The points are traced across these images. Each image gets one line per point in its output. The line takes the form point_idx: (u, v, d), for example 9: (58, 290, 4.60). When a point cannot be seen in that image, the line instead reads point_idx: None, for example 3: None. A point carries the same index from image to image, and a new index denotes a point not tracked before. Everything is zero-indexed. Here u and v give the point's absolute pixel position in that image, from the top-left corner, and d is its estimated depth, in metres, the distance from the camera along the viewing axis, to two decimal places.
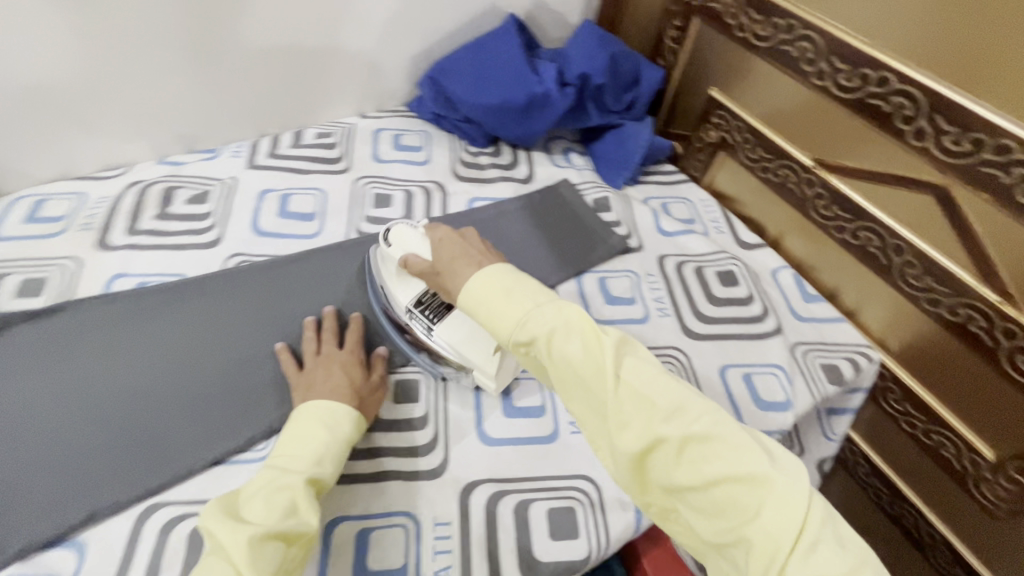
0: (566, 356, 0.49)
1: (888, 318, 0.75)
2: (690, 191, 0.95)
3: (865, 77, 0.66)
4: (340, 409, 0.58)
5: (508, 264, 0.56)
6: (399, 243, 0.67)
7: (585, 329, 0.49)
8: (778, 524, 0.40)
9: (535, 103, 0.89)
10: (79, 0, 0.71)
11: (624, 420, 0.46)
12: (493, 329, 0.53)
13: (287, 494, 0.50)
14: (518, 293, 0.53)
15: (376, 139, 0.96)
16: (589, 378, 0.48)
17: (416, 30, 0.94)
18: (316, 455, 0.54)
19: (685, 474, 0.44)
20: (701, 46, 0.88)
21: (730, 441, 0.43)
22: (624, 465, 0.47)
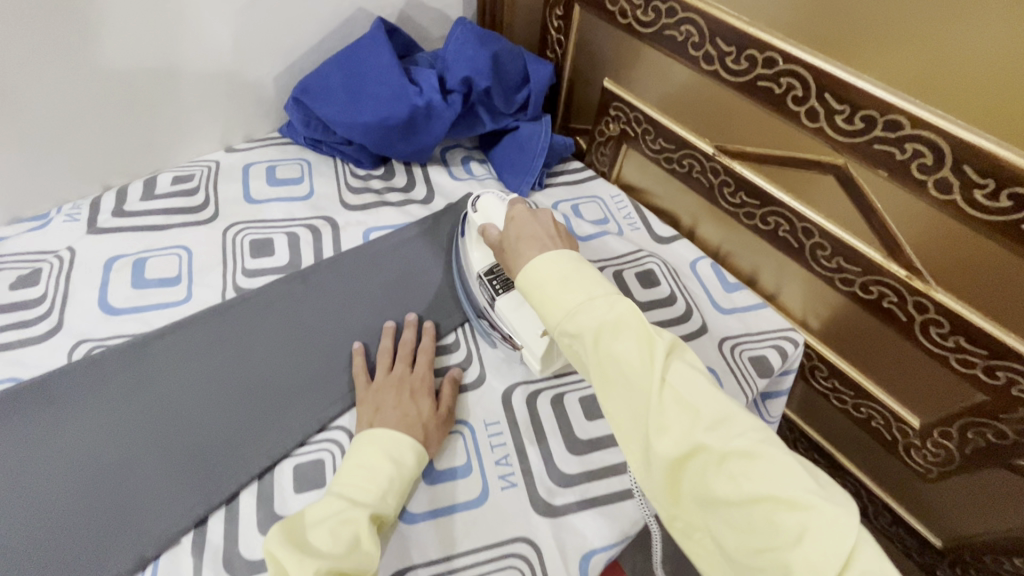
0: (614, 353, 0.45)
1: (806, 298, 0.74)
2: (600, 187, 0.90)
3: (752, 59, 0.63)
4: (403, 440, 0.56)
5: (577, 253, 0.53)
6: (482, 211, 0.66)
7: (638, 329, 0.45)
8: (824, 552, 0.34)
9: (418, 116, 0.80)
10: None
11: (662, 422, 0.41)
12: (546, 317, 0.50)
13: (352, 529, 0.48)
14: (579, 284, 0.49)
15: (246, 176, 0.84)
16: (633, 380, 0.44)
17: (272, 46, 0.83)
18: (380, 489, 0.52)
19: (724, 484, 0.39)
20: (587, 36, 0.83)
21: (777, 460, 0.38)
22: (657, 471, 0.42)
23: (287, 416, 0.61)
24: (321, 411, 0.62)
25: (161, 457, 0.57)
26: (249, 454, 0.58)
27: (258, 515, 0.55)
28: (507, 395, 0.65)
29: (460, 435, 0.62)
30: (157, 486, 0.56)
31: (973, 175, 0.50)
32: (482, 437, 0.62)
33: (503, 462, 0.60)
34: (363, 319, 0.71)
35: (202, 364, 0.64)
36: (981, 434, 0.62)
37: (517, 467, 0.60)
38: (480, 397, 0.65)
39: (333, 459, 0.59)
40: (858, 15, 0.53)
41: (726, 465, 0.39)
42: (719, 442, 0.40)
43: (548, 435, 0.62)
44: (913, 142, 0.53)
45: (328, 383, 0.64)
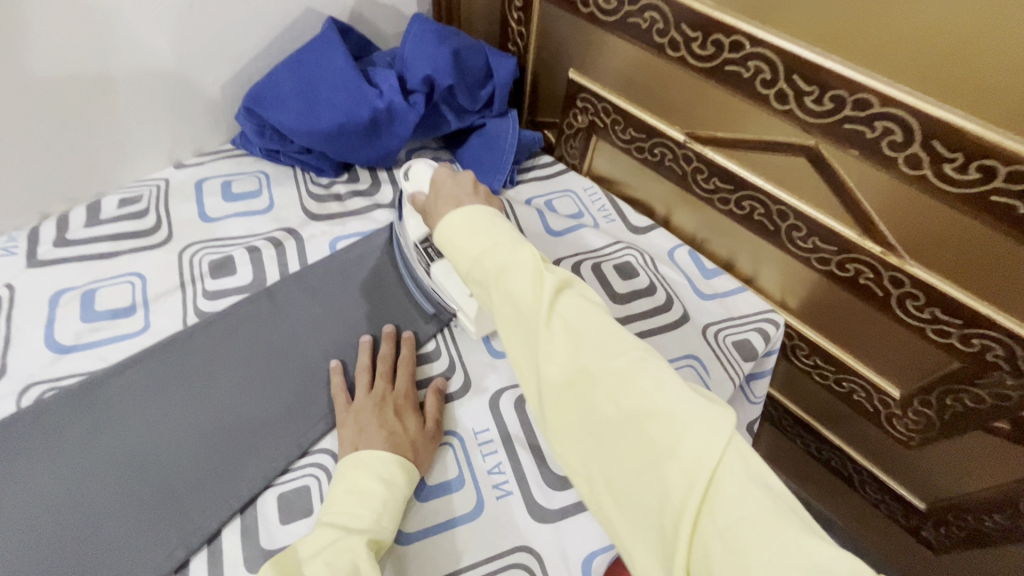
0: (507, 289, 0.44)
1: (783, 279, 0.75)
2: (572, 180, 0.89)
3: (718, 43, 0.62)
4: (392, 460, 0.54)
5: (492, 208, 0.51)
6: (412, 179, 0.64)
7: (531, 266, 0.45)
8: (694, 456, 0.35)
9: (381, 119, 0.77)
10: None
11: (550, 350, 0.41)
12: (455, 264, 0.49)
13: (348, 559, 0.46)
14: (481, 227, 0.48)
15: (200, 192, 0.79)
16: (523, 312, 0.43)
17: (217, 52, 0.78)
18: (374, 513, 0.50)
19: (605, 404, 0.39)
20: (549, 27, 0.81)
21: (655, 377, 0.38)
22: (548, 401, 0.42)
23: (266, 444, 0.58)
24: (302, 435, 0.59)
25: (127, 500, 0.53)
26: (228, 488, 0.55)
27: (244, 551, 0.52)
28: (495, 400, 0.63)
29: (450, 446, 0.60)
30: (128, 533, 0.52)
31: (942, 150, 0.51)
32: (473, 447, 0.60)
33: (496, 470, 0.58)
34: (338, 334, 0.68)
35: (168, 397, 0.60)
36: (959, 399, 0.64)
37: (511, 474, 0.58)
38: (467, 405, 0.63)
39: (321, 485, 0.56)
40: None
41: (608, 386, 0.39)
42: (601, 364, 0.40)
43: (540, 438, 0.61)
44: (882, 120, 0.53)
45: (306, 407, 0.61)
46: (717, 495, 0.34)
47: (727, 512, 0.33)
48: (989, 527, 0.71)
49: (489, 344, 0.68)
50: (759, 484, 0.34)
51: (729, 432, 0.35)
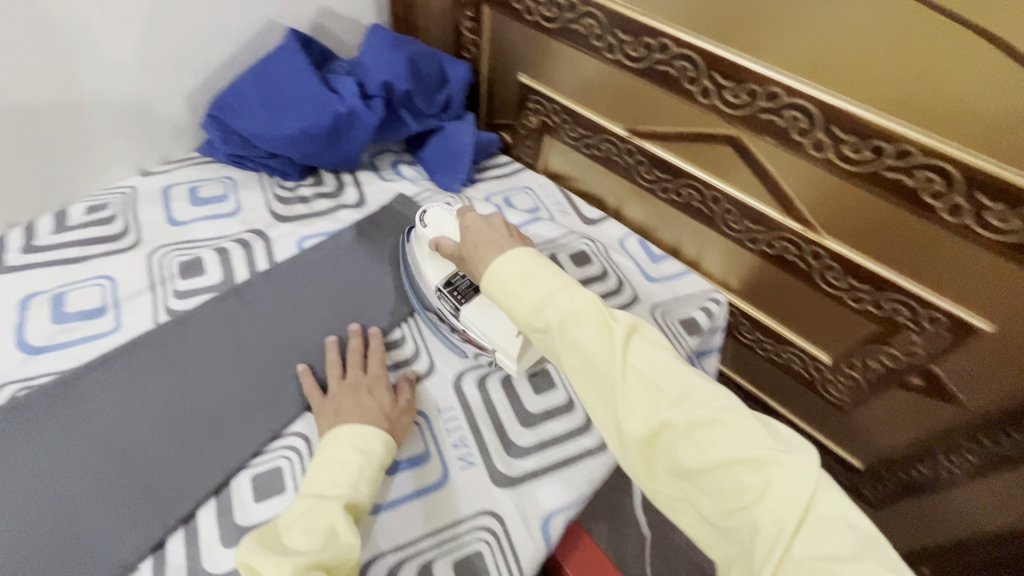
0: (578, 343, 0.48)
1: (724, 261, 0.81)
2: (529, 178, 0.94)
3: (648, 45, 0.68)
4: (367, 432, 0.57)
5: (531, 249, 0.56)
6: (432, 224, 0.68)
7: (598, 320, 0.49)
8: (784, 501, 0.39)
9: (342, 123, 0.81)
10: None
11: (630, 404, 0.45)
12: (514, 314, 0.53)
13: (324, 523, 0.50)
14: (539, 278, 0.52)
15: (167, 198, 0.81)
16: (598, 367, 0.47)
17: (181, 64, 0.81)
18: (350, 479, 0.54)
19: (691, 454, 0.43)
20: (499, 35, 0.86)
21: (736, 425, 0.43)
22: (632, 451, 0.46)
23: (239, 430, 0.61)
24: (273, 421, 0.62)
25: (105, 488, 0.56)
26: (202, 473, 0.57)
27: (219, 530, 0.54)
28: (458, 381, 0.67)
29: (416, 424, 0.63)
30: (103, 519, 0.54)
31: (841, 134, 0.57)
32: (437, 423, 0.64)
33: (459, 443, 0.62)
34: (307, 326, 0.71)
35: (141, 392, 0.62)
36: (878, 360, 0.70)
37: (474, 446, 0.62)
38: (432, 386, 0.67)
39: (293, 465, 0.59)
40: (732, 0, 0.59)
41: (690, 437, 0.43)
42: (682, 416, 0.44)
43: (500, 413, 0.65)
44: (790, 109, 0.60)
45: (276, 394, 0.64)
46: (808, 535, 0.39)
47: (817, 550, 0.38)
48: (917, 478, 0.78)
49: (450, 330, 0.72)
50: (844, 524, 0.39)
51: (813, 479, 0.40)
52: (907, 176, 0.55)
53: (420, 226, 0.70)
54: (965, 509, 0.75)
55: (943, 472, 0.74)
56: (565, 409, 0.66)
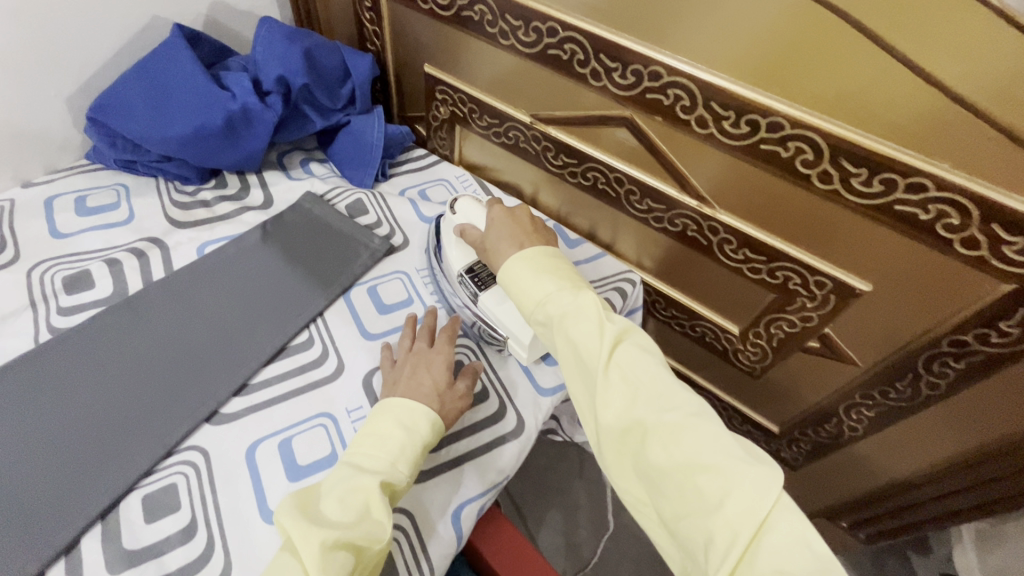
0: (571, 337, 0.54)
1: (634, 241, 0.83)
2: (445, 169, 0.93)
3: (538, 30, 0.68)
4: (423, 412, 0.57)
5: (550, 251, 0.62)
6: (460, 214, 0.72)
7: (594, 319, 0.54)
8: (740, 512, 0.42)
9: (236, 121, 0.78)
10: None
11: (608, 397, 0.50)
12: (521, 305, 0.59)
13: (361, 497, 0.50)
14: (545, 276, 0.58)
15: (50, 210, 0.76)
16: (586, 360, 0.52)
17: (53, 65, 0.75)
18: (389, 457, 0.54)
19: (658, 454, 0.46)
20: (398, 25, 0.84)
21: (705, 433, 0.46)
22: (606, 441, 0.50)
23: (130, 449, 0.57)
24: (166, 436, 0.58)
25: None
26: (87, 498, 0.54)
27: (105, 557, 0.52)
28: (369, 379, 0.66)
29: (322, 426, 0.62)
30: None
31: (719, 110, 0.59)
32: (345, 424, 0.62)
33: None
34: (207, 334, 0.67)
35: (14, 418, 0.58)
36: (779, 327, 0.73)
37: None
38: (340, 386, 0.65)
39: (189, 480, 0.57)
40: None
41: (661, 437, 0.47)
42: (656, 417, 0.47)
43: None
44: (672, 88, 0.61)
45: (167, 409, 0.60)
46: (756, 548, 0.41)
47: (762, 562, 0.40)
48: (826, 437, 0.82)
49: (361, 328, 0.71)
50: (798, 545, 0.41)
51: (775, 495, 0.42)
52: (781, 147, 0.58)
53: (450, 212, 0.73)
54: (872, 461, 0.80)
55: (847, 429, 0.78)
56: (478, 398, 0.66)
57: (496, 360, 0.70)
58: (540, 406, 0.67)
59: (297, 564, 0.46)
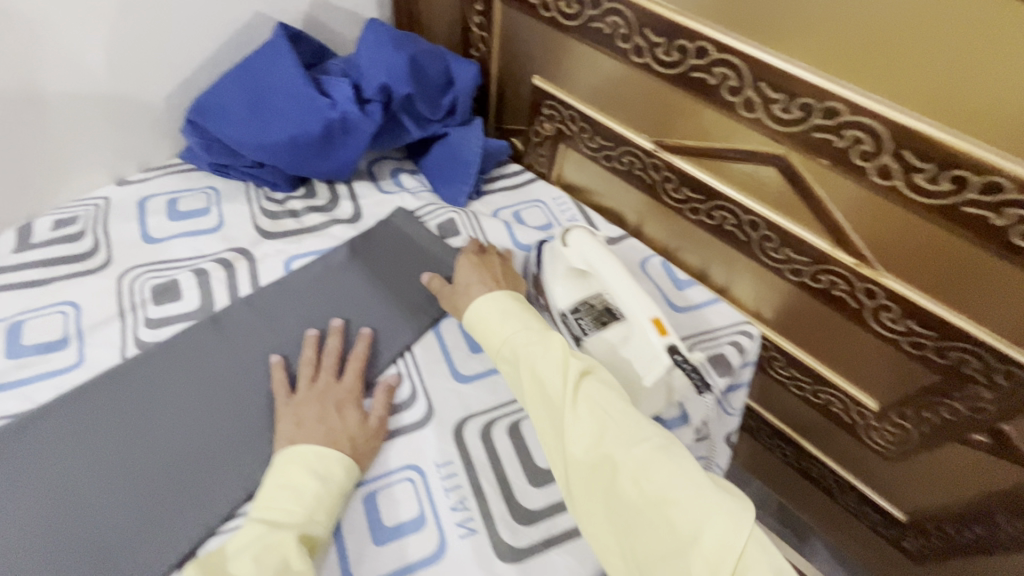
0: (539, 373, 0.52)
1: (755, 289, 0.72)
2: (541, 190, 0.85)
3: (683, 48, 0.60)
4: (333, 455, 0.53)
5: (515, 295, 0.62)
6: (572, 247, 0.64)
7: (559, 354, 0.52)
8: (717, 546, 0.39)
9: (334, 130, 0.73)
10: None
11: (576, 431, 0.47)
12: (490, 346, 0.59)
13: (278, 554, 0.45)
14: (512, 318, 0.58)
15: (143, 212, 0.74)
16: (552, 396, 0.50)
17: (157, 62, 0.73)
18: (304, 508, 0.49)
19: (629, 488, 0.43)
20: (511, 31, 0.78)
21: (673, 463, 0.44)
22: (575, 478, 0.47)
23: (211, 487, 0.54)
24: (247, 477, 0.54)
25: (54, 557, 0.49)
26: (166, 540, 0.50)
27: None
28: (460, 430, 0.59)
29: (409, 481, 0.56)
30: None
31: (913, 160, 0.49)
32: (434, 481, 0.56)
33: (459, 506, 0.54)
34: (292, 361, 0.63)
35: (100, 439, 0.55)
36: (936, 413, 0.62)
37: (476, 510, 0.54)
38: (429, 435, 0.59)
39: None
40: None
41: (630, 471, 0.44)
42: (625, 450, 0.45)
43: (509, 470, 0.57)
44: (851, 128, 0.51)
45: (248, 447, 0.57)
46: None
47: None
48: (972, 538, 0.70)
49: (450, 368, 0.64)
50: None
51: (748, 526, 0.39)
52: (994, 213, 0.47)
53: (558, 242, 0.66)
54: None
55: (1005, 535, 0.66)
56: None
57: None
58: None
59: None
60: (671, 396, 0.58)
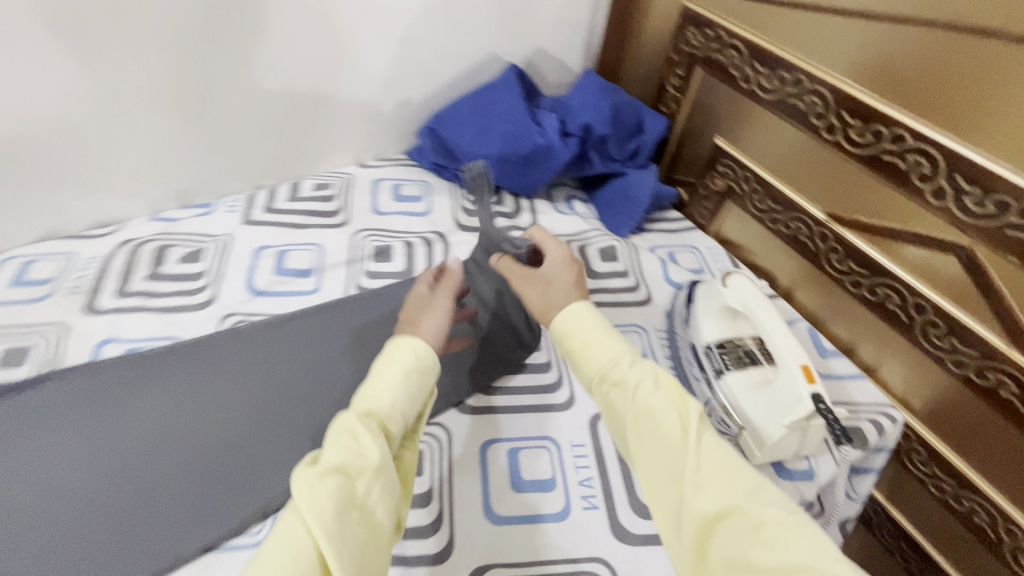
0: (651, 407, 0.49)
1: (908, 376, 0.72)
2: (698, 239, 0.92)
3: (878, 133, 0.65)
4: (405, 341, 0.53)
5: (589, 307, 0.57)
6: (730, 289, 0.71)
7: (673, 394, 0.50)
8: None
9: (538, 153, 0.88)
10: (88, 72, 0.71)
11: (699, 479, 0.45)
12: (583, 367, 0.54)
13: (347, 433, 0.46)
14: (615, 341, 0.54)
15: (375, 190, 0.94)
16: (666, 436, 0.48)
17: (417, 80, 0.94)
18: (368, 391, 0.49)
19: (761, 548, 0.41)
20: (704, 95, 0.88)
21: (804, 528, 0.42)
22: (689, 528, 0.44)
23: None
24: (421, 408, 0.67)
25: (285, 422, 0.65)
26: None
27: None
28: (595, 423, 0.67)
29: (547, 450, 0.64)
30: (269, 471, 0.61)
31: None
32: (568, 456, 0.64)
33: (586, 482, 0.62)
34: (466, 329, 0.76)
35: (322, 349, 0.72)
36: None
37: (599, 490, 0.61)
38: (568, 417, 0.68)
39: (431, 451, 0.63)
40: (978, 95, 0.57)
41: (762, 532, 0.42)
42: (754, 507, 0.43)
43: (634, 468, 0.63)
44: None
45: None
46: None
47: None
48: None
49: None
50: None
51: None
52: None
53: (719, 283, 0.73)
54: None
55: None
56: None
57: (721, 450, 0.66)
58: None
59: (298, 516, 0.41)
60: (803, 444, 0.62)
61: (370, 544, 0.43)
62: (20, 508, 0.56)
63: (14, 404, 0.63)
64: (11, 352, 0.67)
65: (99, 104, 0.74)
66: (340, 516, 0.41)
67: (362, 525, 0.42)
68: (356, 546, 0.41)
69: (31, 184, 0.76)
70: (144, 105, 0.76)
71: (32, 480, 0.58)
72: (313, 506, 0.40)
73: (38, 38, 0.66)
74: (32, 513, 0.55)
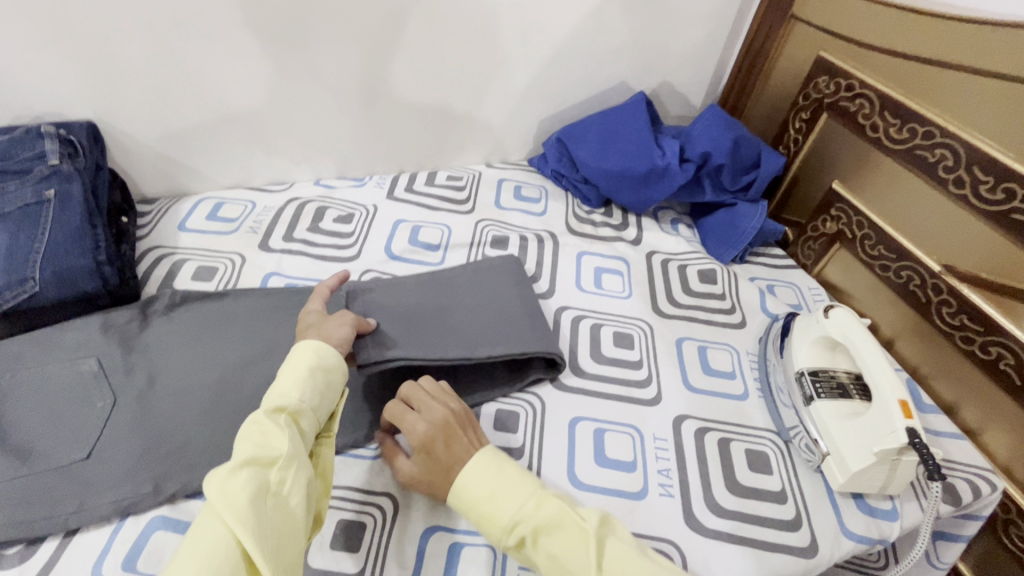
0: (553, 552, 0.50)
1: (1015, 443, 0.69)
2: (799, 277, 0.94)
3: (1010, 191, 0.66)
4: (304, 345, 0.57)
5: (481, 471, 0.55)
6: (833, 321, 0.73)
7: (567, 523, 0.52)
8: None
9: (654, 174, 0.95)
10: (296, 59, 0.87)
11: None
12: (489, 530, 0.53)
13: (256, 429, 0.49)
14: (507, 491, 0.54)
15: (500, 188, 1.05)
16: (576, 575, 0.49)
17: (554, 96, 1.04)
18: (275, 391, 0.52)
19: None
20: (826, 140, 0.91)
21: None
22: None
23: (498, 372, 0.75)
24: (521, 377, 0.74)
25: None
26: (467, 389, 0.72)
27: None
28: (679, 422, 0.71)
29: (631, 436, 0.69)
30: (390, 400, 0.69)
31: None
32: (650, 446, 0.68)
33: (664, 472, 0.66)
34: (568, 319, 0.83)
35: None
36: None
37: (677, 481, 0.65)
38: (653, 413, 0.72)
39: (525, 415, 0.70)
40: None
41: None
42: None
43: (711, 469, 0.67)
44: None
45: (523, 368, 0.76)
46: None
47: None
48: None
49: (683, 376, 0.77)
50: None
51: None
52: None
53: (819, 314, 0.75)
54: None
55: None
56: (776, 496, 0.65)
57: (800, 473, 0.67)
58: (838, 546, 0.62)
59: (212, 515, 0.43)
60: (890, 478, 0.63)
61: (288, 532, 0.45)
62: (185, 390, 0.67)
63: (191, 309, 0.76)
64: (201, 269, 0.83)
65: (297, 85, 0.90)
66: (254, 506, 0.43)
67: (278, 515, 0.45)
68: (273, 533, 0.43)
69: (235, 142, 0.93)
70: (332, 91, 0.92)
71: (194, 371, 0.69)
72: (224, 501, 0.43)
73: (268, 28, 0.82)
74: (193, 397, 0.67)
